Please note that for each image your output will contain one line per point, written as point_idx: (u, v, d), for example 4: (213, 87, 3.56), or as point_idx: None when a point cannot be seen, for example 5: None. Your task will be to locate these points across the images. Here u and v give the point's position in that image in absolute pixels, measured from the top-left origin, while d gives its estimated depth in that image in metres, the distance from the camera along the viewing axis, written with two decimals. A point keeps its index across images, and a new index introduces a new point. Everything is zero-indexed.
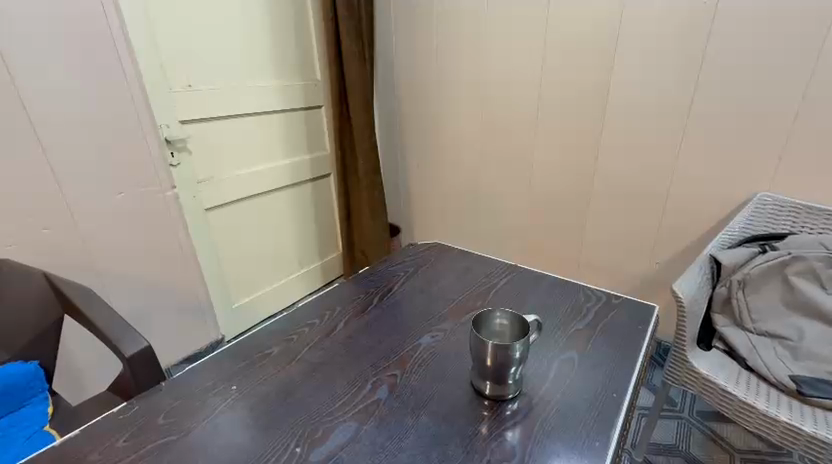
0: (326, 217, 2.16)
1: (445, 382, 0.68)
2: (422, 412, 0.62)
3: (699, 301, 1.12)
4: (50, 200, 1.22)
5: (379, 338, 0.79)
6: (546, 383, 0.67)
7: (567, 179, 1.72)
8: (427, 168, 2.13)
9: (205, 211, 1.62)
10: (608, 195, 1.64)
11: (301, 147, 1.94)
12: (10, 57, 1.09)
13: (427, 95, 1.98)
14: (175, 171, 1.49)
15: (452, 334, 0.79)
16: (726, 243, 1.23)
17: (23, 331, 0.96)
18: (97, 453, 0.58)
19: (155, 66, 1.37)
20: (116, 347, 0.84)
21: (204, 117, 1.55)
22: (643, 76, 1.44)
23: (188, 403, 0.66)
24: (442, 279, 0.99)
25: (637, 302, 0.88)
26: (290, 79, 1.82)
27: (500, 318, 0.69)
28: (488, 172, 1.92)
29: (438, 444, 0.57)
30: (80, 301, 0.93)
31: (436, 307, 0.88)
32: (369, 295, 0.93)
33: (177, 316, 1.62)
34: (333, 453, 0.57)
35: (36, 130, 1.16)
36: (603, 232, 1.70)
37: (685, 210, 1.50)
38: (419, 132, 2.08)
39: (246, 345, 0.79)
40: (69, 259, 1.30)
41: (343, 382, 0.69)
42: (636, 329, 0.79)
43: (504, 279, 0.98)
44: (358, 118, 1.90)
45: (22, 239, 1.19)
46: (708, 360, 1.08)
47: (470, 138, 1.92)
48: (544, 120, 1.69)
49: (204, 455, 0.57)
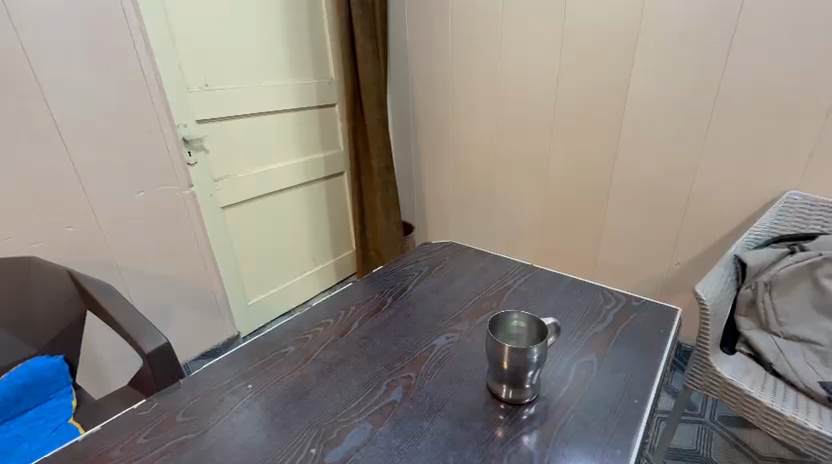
0: (339, 215, 2.16)
1: (461, 385, 0.67)
2: (438, 414, 0.62)
3: (723, 304, 1.09)
4: (73, 199, 1.26)
5: (394, 339, 0.78)
6: (564, 387, 0.66)
7: (583, 180, 1.69)
8: (441, 164, 2.11)
9: (221, 209, 1.65)
10: (627, 192, 1.60)
11: (315, 144, 1.95)
12: (36, 61, 1.12)
13: (441, 92, 1.96)
14: (192, 170, 1.52)
15: (468, 336, 0.78)
16: (751, 243, 1.19)
17: (49, 326, 1.00)
18: (118, 449, 0.59)
19: (173, 67, 1.40)
20: (137, 343, 0.85)
21: (221, 116, 1.57)
22: (662, 75, 1.41)
23: (205, 401, 0.67)
24: (457, 279, 0.98)
25: (659, 305, 0.85)
26: (305, 78, 1.83)
27: (518, 320, 0.67)
28: (502, 171, 1.90)
29: (454, 448, 0.57)
30: (102, 297, 0.95)
31: (451, 307, 0.87)
32: (383, 295, 0.92)
33: (196, 313, 1.65)
34: (348, 455, 0.56)
35: (60, 131, 1.20)
36: (623, 230, 1.66)
37: (706, 210, 1.45)
38: (433, 129, 2.06)
39: (261, 342, 0.79)
40: (92, 256, 1.33)
41: (358, 383, 0.68)
42: (657, 333, 0.77)
43: (520, 280, 0.97)
44: (372, 116, 1.90)
45: (48, 237, 1.23)
46: (731, 364, 1.05)
47: (485, 136, 1.89)
48: (561, 120, 1.66)
49: (221, 454, 0.57)
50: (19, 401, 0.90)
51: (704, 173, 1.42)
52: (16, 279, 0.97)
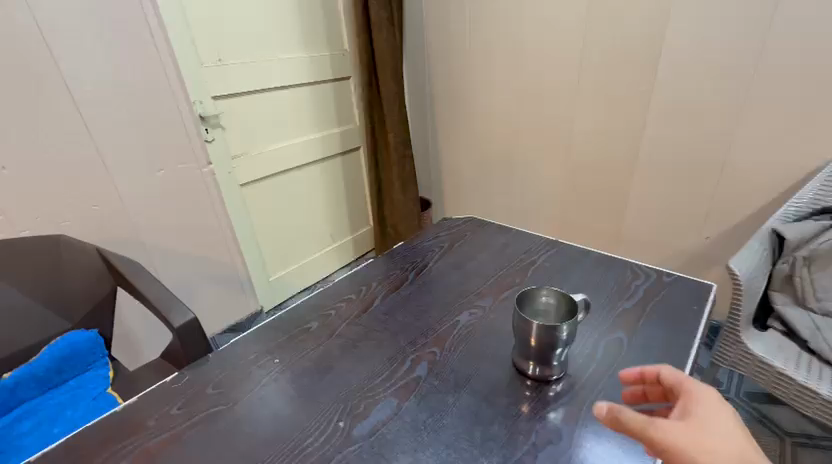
0: (356, 191, 2.15)
1: (486, 361, 0.66)
2: (463, 390, 0.61)
3: (757, 280, 1.04)
4: (97, 178, 1.28)
5: (416, 315, 0.78)
6: (592, 365, 0.64)
7: (608, 151, 1.61)
8: (457, 137, 2.04)
9: (240, 187, 1.65)
10: (655, 163, 1.53)
11: (331, 119, 1.91)
12: (52, 39, 1.12)
13: (459, 62, 1.88)
14: (210, 147, 1.52)
15: (491, 312, 0.77)
16: (791, 215, 1.12)
17: (83, 302, 1.04)
18: (153, 419, 0.61)
19: (187, 42, 1.37)
20: (166, 318, 0.88)
21: (235, 92, 1.55)
22: (697, 37, 1.30)
23: (234, 374, 0.68)
24: (478, 255, 0.96)
25: (692, 282, 0.81)
26: (318, 50, 1.77)
27: (546, 296, 0.65)
28: (522, 143, 1.83)
29: (480, 423, 0.56)
30: (130, 275, 0.98)
31: (473, 283, 0.86)
32: (405, 271, 0.92)
33: (220, 289, 1.69)
34: (375, 428, 0.57)
35: (80, 110, 1.20)
36: (649, 203, 1.59)
37: (740, 182, 1.38)
38: (450, 101, 1.99)
39: (284, 319, 0.80)
40: (118, 234, 1.36)
41: (382, 358, 0.68)
42: (690, 310, 0.74)
43: (544, 255, 0.94)
44: (388, 88, 1.84)
45: (76, 216, 1.26)
46: (763, 342, 1.01)
47: (504, 107, 1.82)
48: (584, 89, 1.58)
49: (251, 425, 0.59)
50: (60, 371, 0.95)
51: (740, 143, 1.34)
52: (47, 257, 1.00)
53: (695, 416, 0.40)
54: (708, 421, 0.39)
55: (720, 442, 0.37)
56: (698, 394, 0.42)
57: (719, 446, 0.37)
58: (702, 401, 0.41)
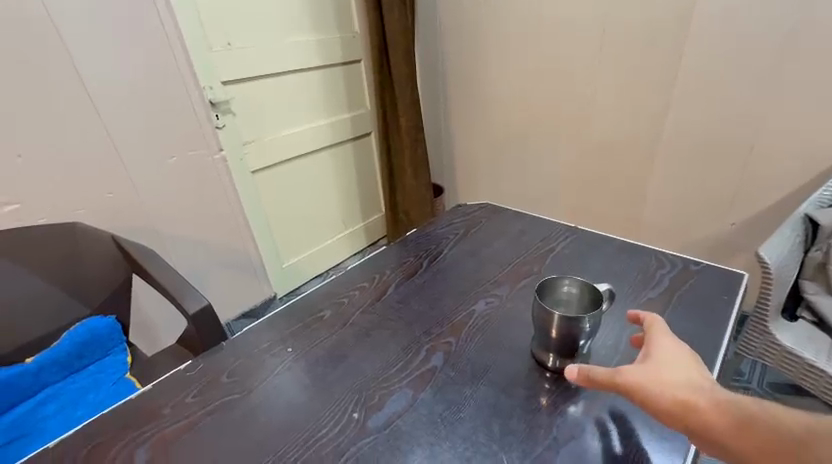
0: (368, 177, 2.12)
1: (504, 351, 0.64)
2: (481, 381, 0.60)
3: (788, 268, 0.99)
4: (110, 165, 1.28)
5: (431, 304, 0.76)
6: (615, 357, 0.62)
7: (629, 133, 1.55)
8: (471, 121, 1.99)
9: (251, 173, 1.65)
10: (679, 145, 1.46)
11: (342, 103, 1.88)
12: (62, 24, 1.11)
13: (473, 42, 1.82)
14: (221, 133, 1.50)
15: (508, 301, 0.75)
16: (827, 200, 1.06)
17: (100, 289, 1.05)
18: (168, 406, 0.61)
19: (195, 25, 1.35)
20: (180, 305, 0.88)
21: (245, 77, 1.53)
22: (728, 10, 1.23)
23: (248, 363, 0.67)
24: (494, 241, 0.93)
25: (721, 270, 0.77)
26: (328, 32, 1.73)
27: (568, 286, 0.63)
28: (539, 126, 1.78)
29: (498, 416, 0.55)
30: (145, 261, 0.98)
31: (489, 271, 0.84)
32: (419, 259, 0.90)
33: (234, 275, 1.70)
34: (391, 420, 0.56)
35: (91, 96, 1.20)
36: (672, 187, 1.53)
37: (772, 165, 1.32)
38: (464, 83, 1.93)
39: (297, 306, 0.79)
40: (132, 221, 1.36)
41: (397, 348, 0.67)
42: (719, 300, 0.71)
43: (563, 242, 0.91)
44: (400, 71, 1.79)
45: (91, 204, 1.26)
46: (792, 333, 0.97)
47: (520, 88, 1.76)
48: (604, 69, 1.52)
49: (265, 414, 0.58)
50: (81, 356, 0.97)
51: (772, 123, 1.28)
52: (64, 244, 1.01)
53: (651, 357, 0.48)
54: (661, 359, 0.47)
55: (670, 373, 0.45)
56: (658, 340, 0.51)
57: (667, 375, 0.45)
58: (658, 342, 0.50)
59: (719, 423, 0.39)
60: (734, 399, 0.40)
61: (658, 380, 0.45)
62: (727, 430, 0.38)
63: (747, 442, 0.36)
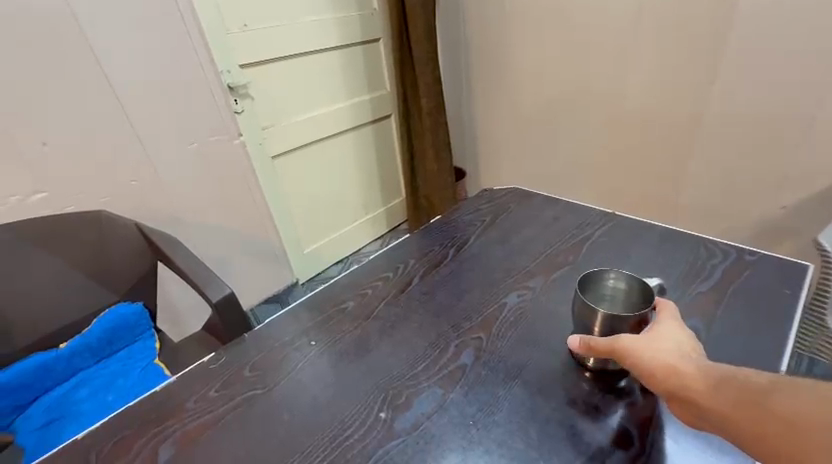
0: (388, 161, 2.08)
1: (540, 349, 0.60)
2: (515, 382, 0.56)
3: None
4: (133, 153, 1.27)
5: (459, 296, 0.72)
6: None
7: (670, 109, 1.45)
8: (495, 101, 1.90)
9: (271, 159, 1.63)
10: (726, 121, 1.36)
11: (361, 85, 1.82)
12: (79, 8, 1.09)
13: (498, 15, 1.72)
14: (240, 118, 1.48)
15: (543, 294, 0.70)
16: None
17: (126, 276, 1.05)
18: (193, 400, 0.60)
19: (211, 6, 1.32)
20: (204, 294, 0.87)
21: (263, 60, 1.49)
22: None
23: (270, 357, 0.65)
24: (525, 229, 0.88)
25: (780, 260, 0.70)
26: (345, 10, 1.67)
27: (614, 281, 0.58)
28: (568, 104, 1.68)
29: (535, 419, 0.51)
30: (168, 249, 0.98)
31: (520, 260, 0.79)
32: (444, 247, 0.85)
33: (257, 262, 1.70)
34: (419, 422, 0.52)
35: (111, 83, 1.18)
36: (714, 168, 1.43)
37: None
38: (488, 59, 1.83)
39: (320, 296, 0.76)
40: (156, 209, 1.37)
41: (423, 343, 0.63)
42: (779, 294, 0.64)
43: (600, 229, 0.85)
44: (420, 49, 1.72)
45: (116, 192, 1.27)
46: None
47: (549, 64, 1.66)
48: (643, 40, 1.42)
49: (288, 411, 0.56)
50: (111, 342, 0.98)
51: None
52: (89, 232, 1.02)
53: (648, 328, 0.51)
54: (660, 331, 0.49)
55: (663, 343, 0.47)
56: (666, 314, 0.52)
57: (660, 342, 0.47)
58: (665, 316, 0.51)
59: (698, 384, 0.41)
60: (717, 367, 0.42)
61: (651, 346, 0.47)
62: (701, 391, 0.40)
63: (720, 399, 0.38)
